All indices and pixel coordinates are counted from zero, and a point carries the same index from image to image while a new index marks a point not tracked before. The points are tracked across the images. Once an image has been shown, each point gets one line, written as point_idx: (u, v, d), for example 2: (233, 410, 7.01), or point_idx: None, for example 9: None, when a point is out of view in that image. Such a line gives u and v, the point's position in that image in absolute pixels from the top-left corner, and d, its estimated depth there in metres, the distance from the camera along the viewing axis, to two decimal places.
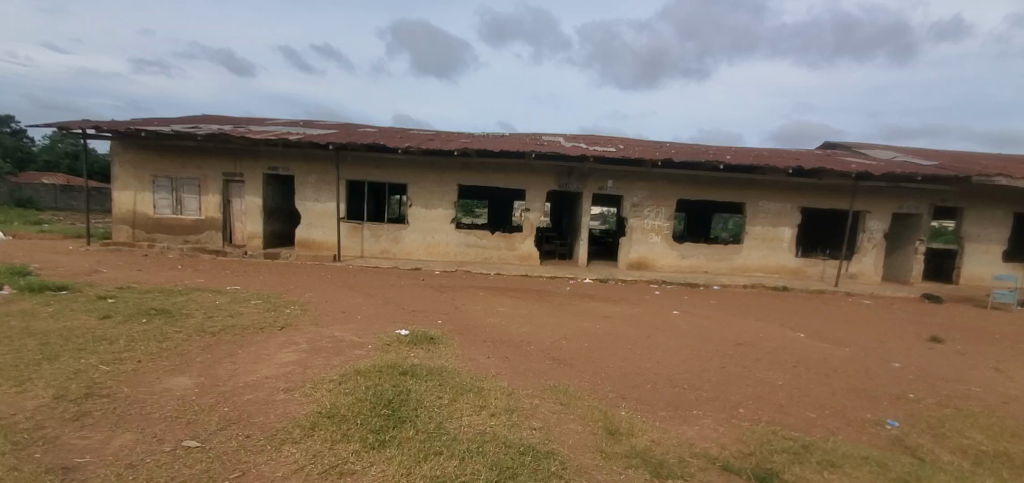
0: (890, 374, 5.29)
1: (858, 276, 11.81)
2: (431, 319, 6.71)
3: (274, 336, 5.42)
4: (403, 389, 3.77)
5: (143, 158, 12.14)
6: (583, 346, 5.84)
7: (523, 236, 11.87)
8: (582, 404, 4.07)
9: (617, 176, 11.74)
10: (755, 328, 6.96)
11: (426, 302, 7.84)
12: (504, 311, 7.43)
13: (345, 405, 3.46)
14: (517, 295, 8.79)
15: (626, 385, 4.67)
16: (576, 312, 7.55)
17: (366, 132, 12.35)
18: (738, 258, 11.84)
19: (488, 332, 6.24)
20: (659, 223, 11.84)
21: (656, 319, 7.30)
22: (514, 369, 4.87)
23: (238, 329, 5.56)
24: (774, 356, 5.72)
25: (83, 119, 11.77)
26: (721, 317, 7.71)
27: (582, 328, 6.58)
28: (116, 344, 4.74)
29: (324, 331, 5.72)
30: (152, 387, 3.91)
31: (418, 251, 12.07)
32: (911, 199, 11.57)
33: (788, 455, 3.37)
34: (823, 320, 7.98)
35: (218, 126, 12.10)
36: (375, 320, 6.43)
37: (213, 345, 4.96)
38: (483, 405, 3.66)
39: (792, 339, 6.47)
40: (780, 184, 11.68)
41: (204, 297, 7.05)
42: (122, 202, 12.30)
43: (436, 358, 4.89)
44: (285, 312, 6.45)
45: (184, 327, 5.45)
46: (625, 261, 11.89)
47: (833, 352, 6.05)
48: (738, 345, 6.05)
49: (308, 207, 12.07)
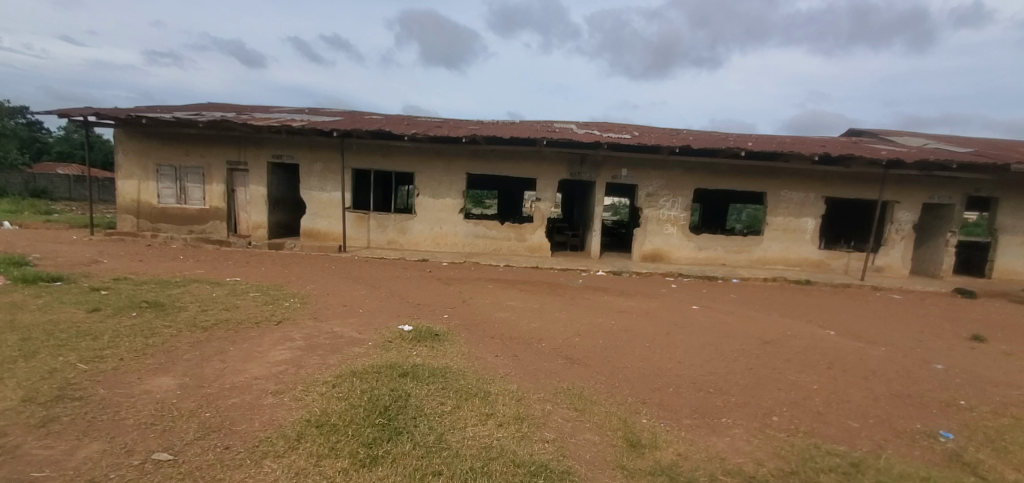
0: (935, 379, 4.86)
1: (884, 269, 11.30)
2: (437, 314, 6.38)
3: (270, 331, 5.10)
4: (402, 394, 3.42)
5: (146, 146, 11.89)
6: (597, 344, 5.45)
7: (533, 226, 11.48)
8: (599, 411, 3.70)
9: (632, 164, 11.27)
10: (781, 325, 6.52)
11: (432, 295, 7.48)
12: (514, 305, 7.06)
13: (336, 412, 3.13)
14: (527, 288, 8.42)
15: (646, 388, 4.30)
16: (589, 306, 7.16)
17: (372, 119, 11.98)
18: (758, 250, 11.35)
19: (496, 327, 5.89)
20: (675, 214, 11.36)
21: (675, 315, 6.89)
22: (524, 369, 4.51)
23: (232, 323, 5.24)
24: (805, 356, 5.30)
25: (85, 106, 11.54)
26: (743, 312, 7.27)
27: (596, 324, 6.18)
28: (100, 340, 4.45)
29: (323, 326, 5.40)
30: (131, 388, 3.60)
31: (426, 242, 11.74)
32: (943, 188, 10.99)
33: (836, 476, 2.97)
34: (853, 316, 7.51)
35: (221, 114, 11.82)
36: (377, 315, 6.10)
37: (203, 341, 4.66)
38: (491, 413, 3.30)
39: (822, 338, 6.04)
40: (803, 172, 11.14)
41: (201, 289, 6.77)
42: (125, 191, 12.09)
43: (440, 357, 4.56)
44: (284, 305, 6.14)
45: (175, 321, 5.15)
46: (640, 253, 11.47)
47: (868, 352, 5.61)
48: (765, 344, 5.64)
49: (312, 196, 11.76)
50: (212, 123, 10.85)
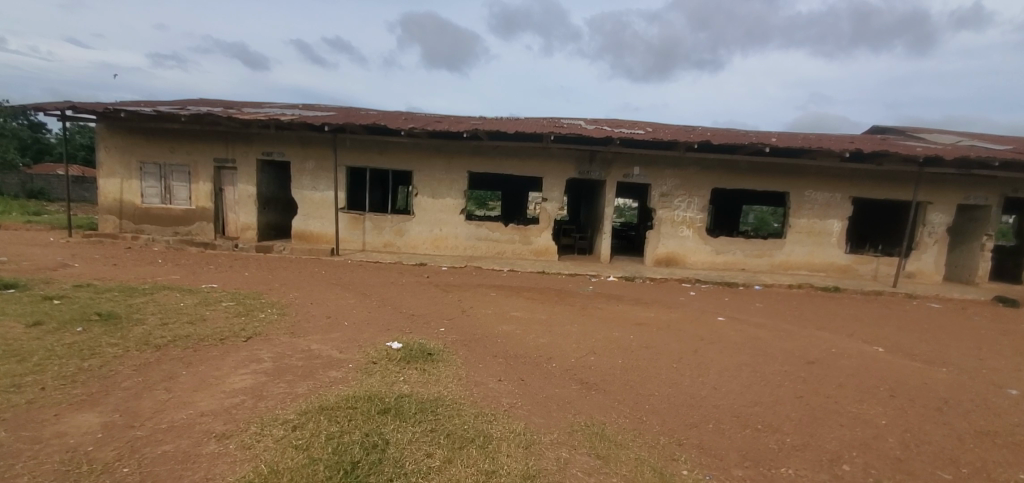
0: (1019, 410, 4.12)
1: (916, 275, 10.54)
2: (431, 327, 5.62)
3: (234, 350, 4.36)
4: (378, 441, 2.69)
5: (128, 143, 11.21)
6: (617, 364, 4.69)
7: (539, 228, 10.76)
8: (627, 459, 2.96)
9: (645, 162, 10.53)
10: (823, 342, 5.74)
11: (427, 305, 6.73)
12: (519, 317, 6.29)
13: (289, 472, 2.41)
14: (533, 295, 7.67)
15: (681, 424, 3.55)
16: (603, 318, 6.40)
17: (367, 115, 11.25)
18: (780, 254, 10.59)
19: (498, 344, 5.13)
20: (691, 215, 10.60)
21: (701, 328, 6.12)
22: (533, 399, 3.77)
23: (192, 340, 4.51)
24: (859, 380, 4.57)
25: (63, 100, 10.85)
26: (775, 325, 6.50)
27: (613, 340, 5.42)
28: (25, 364, 3.73)
29: (298, 343, 4.67)
30: (42, 432, 2.89)
31: (425, 244, 11.02)
32: (979, 188, 10.20)
33: None
34: (897, 329, 6.73)
35: (207, 108, 11.09)
36: (363, 328, 5.35)
37: (151, 364, 3.94)
38: (490, 470, 2.56)
39: (872, 357, 5.28)
40: (830, 171, 10.37)
41: (168, 298, 6.02)
42: (107, 190, 11.42)
43: (433, 383, 3.83)
44: (259, 318, 5.40)
45: (124, 339, 4.43)
46: (652, 257, 10.74)
47: (930, 375, 4.87)
48: (810, 365, 4.89)
49: (304, 196, 11.07)
50: (195, 117, 10.13)
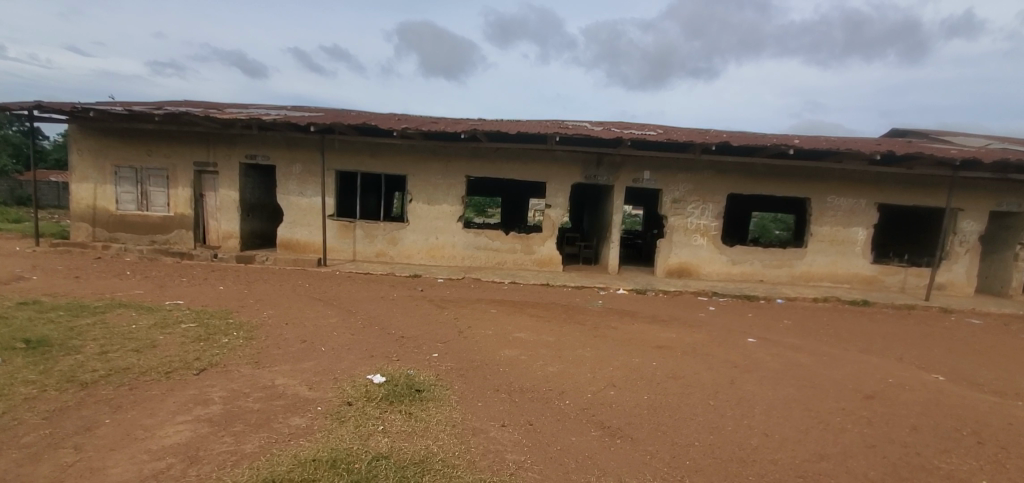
0: None
1: (947, 287, 9.81)
2: (422, 353, 4.85)
3: (179, 388, 3.58)
4: None
5: (102, 146, 10.45)
6: (641, 401, 3.93)
7: (543, 237, 10.02)
8: None
9: (655, 165, 9.81)
10: (875, 369, 4.98)
11: (419, 324, 5.94)
12: (523, 339, 5.51)
13: None
14: (538, 312, 6.88)
15: None
16: (618, 340, 5.62)
17: (358, 115, 10.51)
18: (801, 265, 9.85)
19: (500, 374, 4.37)
20: (705, 223, 9.86)
21: (732, 352, 5.35)
22: (545, 453, 3.00)
23: (132, 375, 3.74)
24: (936, 421, 3.80)
25: (31, 100, 10.07)
26: (814, 348, 5.73)
27: (634, 369, 4.66)
28: None
29: (261, 377, 3.90)
30: None
31: (420, 254, 10.26)
32: (1014, 194, 9.52)
33: None
34: (949, 352, 5.97)
35: (186, 108, 10.34)
36: (342, 356, 4.58)
37: (70, 410, 3.17)
38: None
39: (938, 389, 4.50)
40: (855, 175, 9.66)
41: (120, 318, 5.24)
42: (79, 196, 10.65)
43: (421, 434, 3.05)
44: (220, 344, 4.61)
45: (46, 374, 3.64)
46: (664, 268, 9.99)
47: (1012, 411, 4.11)
48: (869, 401, 4.13)
49: (290, 202, 10.31)
50: (171, 117, 9.38)
